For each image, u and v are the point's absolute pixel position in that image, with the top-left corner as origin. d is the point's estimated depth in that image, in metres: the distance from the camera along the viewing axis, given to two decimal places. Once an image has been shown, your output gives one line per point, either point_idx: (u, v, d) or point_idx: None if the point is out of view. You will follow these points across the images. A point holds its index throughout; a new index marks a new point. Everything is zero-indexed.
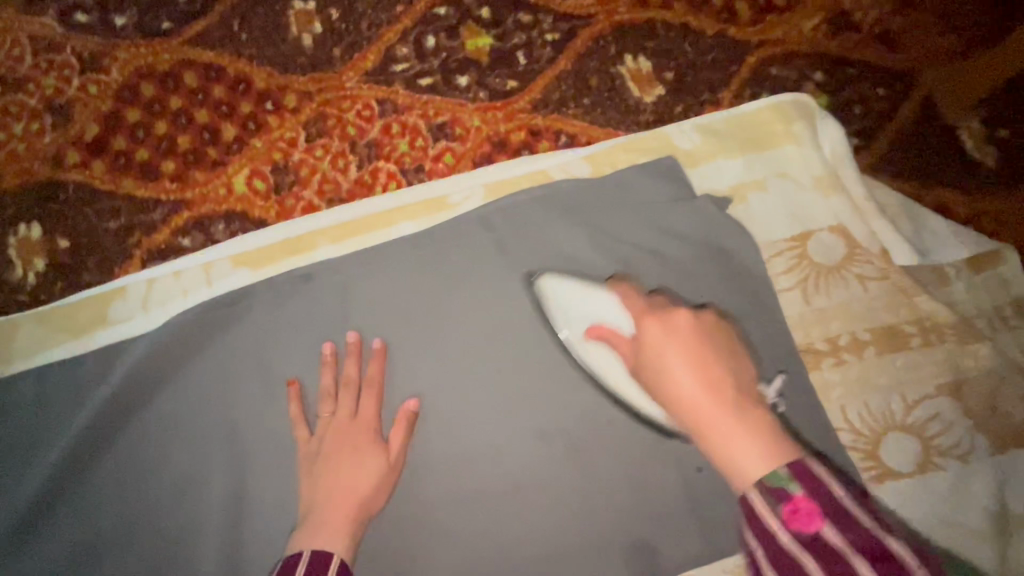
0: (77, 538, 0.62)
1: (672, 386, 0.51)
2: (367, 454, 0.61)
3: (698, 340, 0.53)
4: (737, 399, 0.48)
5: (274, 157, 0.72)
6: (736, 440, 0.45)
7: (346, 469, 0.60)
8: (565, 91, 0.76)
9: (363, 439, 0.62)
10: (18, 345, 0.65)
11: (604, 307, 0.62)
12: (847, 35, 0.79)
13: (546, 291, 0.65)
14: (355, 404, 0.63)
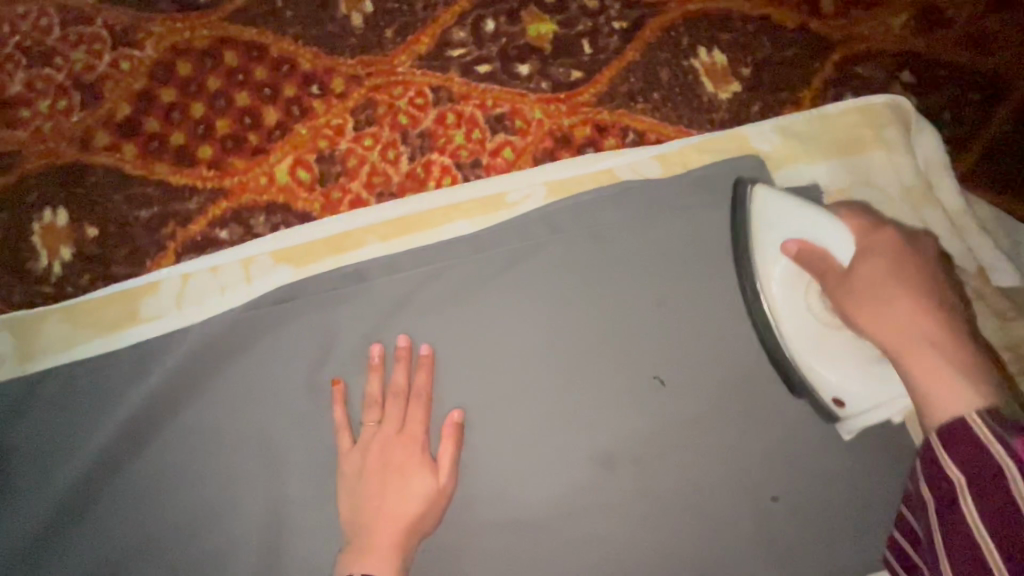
0: (107, 553, 0.58)
1: (893, 308, 0.49)
2: (413, 472, 0.57)
3: (909, 272, 0.51)
4: (949, 327, 0.48)
5: (320, 145, 0.67)
6: (946, 378, 0.45)
7: (391, 490, 0.56)
8: (633, 84, 0.70)
9: (408, 455, 0.58)
10: (46, 340, 0.61)
11: (812, 222, 0.54)
12: (937, 33, 0.73)
13: (752, 216, 0.59)
14: (403, 417, 0.59)
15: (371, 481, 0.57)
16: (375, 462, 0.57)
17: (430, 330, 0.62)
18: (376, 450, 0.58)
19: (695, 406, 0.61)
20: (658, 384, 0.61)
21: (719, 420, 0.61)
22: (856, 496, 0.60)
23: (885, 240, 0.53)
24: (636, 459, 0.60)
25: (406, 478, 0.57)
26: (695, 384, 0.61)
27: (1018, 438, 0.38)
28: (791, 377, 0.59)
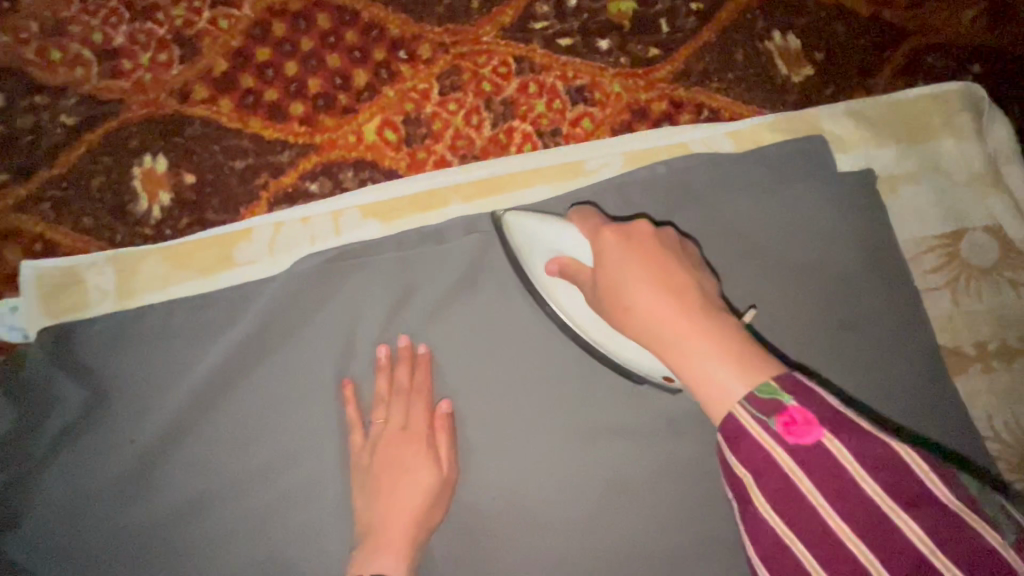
0: (192, 488, 0.60)
1: (633, 301, 0.46)
2: (417, 469, 0.58)
3: (657, 258, 0.48)
4: (724, 321, 0.43)
5: (407, 107, 0.70)
6: (701, 366, 0.41)
7: (401, 485, 0.58)
8: (708, 63, 0.73)
9: (411, 453, 0.59)
10: (142, 278, 0.63)
11: (542, 234, 0.57)
12: (1009, 29, 0.75)
13: (512, 226, 0.59)
14: (407, 415, 0.60)
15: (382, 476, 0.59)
16: (378, 460, 0.59)
17: (510, 287, 0.63)
18: (385, 446, 0.59)
19: None
20: None
21: None
22: None
23: (611, 235, 0.50)
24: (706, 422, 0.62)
25: (412, 475, 0.58)
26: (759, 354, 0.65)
27: (777, 419, 0.37)
28: None
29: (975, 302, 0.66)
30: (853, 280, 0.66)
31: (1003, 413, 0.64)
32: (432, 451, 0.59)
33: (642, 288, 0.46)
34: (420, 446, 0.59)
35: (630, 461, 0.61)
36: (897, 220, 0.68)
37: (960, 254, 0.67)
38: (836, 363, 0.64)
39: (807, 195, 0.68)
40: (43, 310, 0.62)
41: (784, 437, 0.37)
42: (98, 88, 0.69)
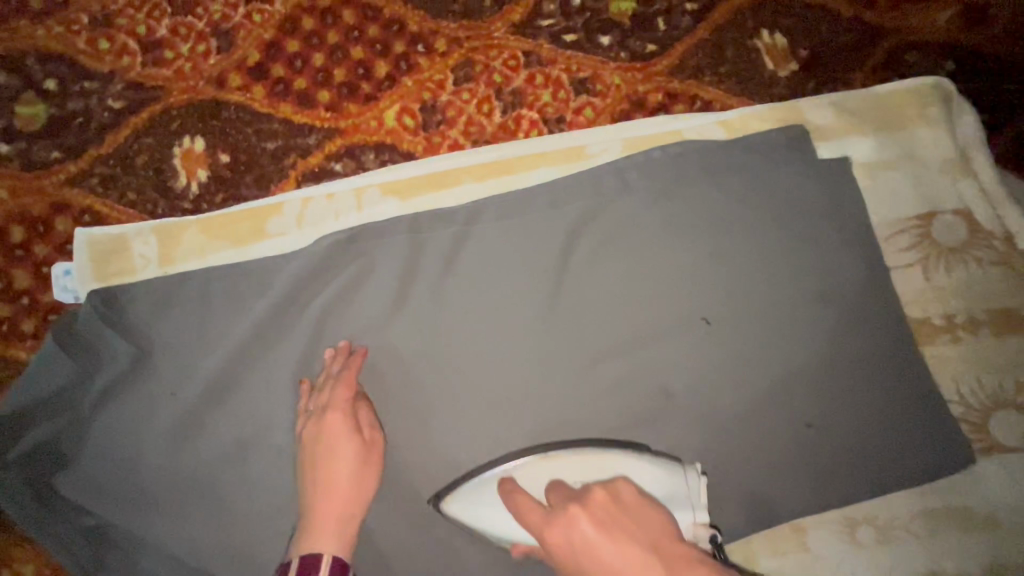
0: (229, 436, 0.66)
1: (597, 571, 0.49)
2: (342, 451, 0.63)
3: (609, 517, 0.52)
4: (677, 572, 0.47)
5: (424, 96, 0.76)
6: None
7: (327, 456, 0.63)
8: (702, 59, 0.79)
9: (334, 436, 0.63)
10: (181, 247, 0.69)
11: (493, 493, 0.62)
12: (984, 28, 0.80)
13: (460, 513, 0.63)
14: (330, 397, 0.65)
15: (319, 455, 0.63)
16: (309, 447, 0.64)
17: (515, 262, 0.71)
18: (313, 430, 0.64)
19: (742, 342, 0.71)
20: (706, 324, 0.71)
21: (763, 355, 0.71)
22: (885, 427, 0.68)
23: (575, 505, 0.53)
24: (690, 387, 0.70)
25: (337, 459, 0.63)
26: (743, 325, 0.71)
27: None
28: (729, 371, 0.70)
29: (943, 279, 0.72)
30: (831, 258, 0.72)
31: (967, 378, 0.69)
32: (441, 413, 0.69)
33: (587, 529, 0.51)
34: (345, 438, 0.63)
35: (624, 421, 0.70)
36: (874, 203, 0.74)
37: (931, 235, 0.73)
38: (813, 332, 0.71)
39: (789, 181, 0.74)
40: (93, 274, 0.68)
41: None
42: (142, 75, 0.75)
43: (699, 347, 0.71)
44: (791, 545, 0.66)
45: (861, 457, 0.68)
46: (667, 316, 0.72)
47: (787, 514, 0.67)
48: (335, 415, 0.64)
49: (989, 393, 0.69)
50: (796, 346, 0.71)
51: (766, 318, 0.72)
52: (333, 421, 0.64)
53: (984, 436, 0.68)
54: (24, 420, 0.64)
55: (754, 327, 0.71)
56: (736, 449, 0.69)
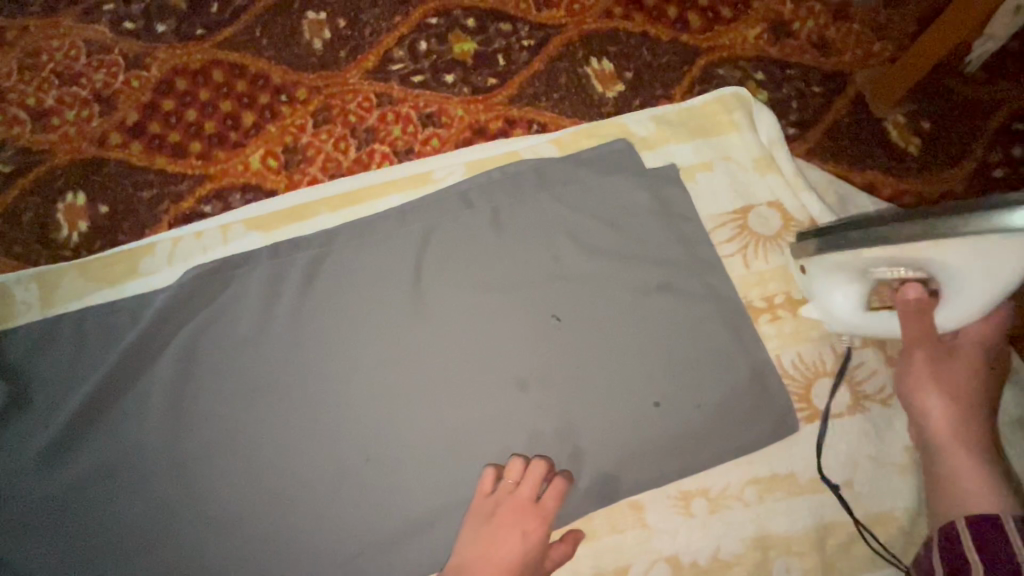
0: (93, 464, 0.70)
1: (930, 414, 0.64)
2: (516, 537, 0.65)
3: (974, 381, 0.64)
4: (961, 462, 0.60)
5: (286, 139, 0.84)
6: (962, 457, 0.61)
7: (494, 545, 0.64)
8: (538, 87, 0.88)
9: (514, 528, 0.65)
10: (59, 291, 0.76)
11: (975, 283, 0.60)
12: (786, 42, 0.91)
13: (835, 253, 0.66)
14: (537, 491, 0.67)
15: (495, 533, 0.65)
16: (484, 524, 0.66)
17: (366, 278, 0.76)
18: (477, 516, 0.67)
19: (585, 336, 0.75)
20: (555, 321, 0.76)
21: (605, 345, 0.75)
22: (721, 402, 0.73)
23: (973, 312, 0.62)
24: (542, 380, 0.74)
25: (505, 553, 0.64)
26: (586, 320, 0.76)
27: None
28: (581, 364, 0.74)
29: (762, 263, 0.79)
30: (661, 251, 0.79)
31: (789, 351, 0.76)
32: (300, 428, 0.71)
33: (939, 402, 0.63)
34: (506, 523, 0.65)
35: (477, 421, 0.72)
36: (698, 202, 0.82)
37: (749, 226, 0.80)
38: (649, 320, 0.76)
39: (619, 186, 0.81)
40: None
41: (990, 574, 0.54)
42: (31, 141, 0.84)
43: (545, 341, 0.75)
44: (631, 522, 0.70)
45: (697, 433, 0.72)
46: (514, 317, 0.76)
47: (630, 494, 0.70)
48: (532, 505, 0.67)
49: (808, 364, 0.75)
50: (637, 333, 0.75)
51: (608, 310, 0.76)
52: (524, 508, 0.66)
53: (807, 404, 0.73)
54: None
55: (597, 319, 0.76)
56: (583, 437, 0.72)
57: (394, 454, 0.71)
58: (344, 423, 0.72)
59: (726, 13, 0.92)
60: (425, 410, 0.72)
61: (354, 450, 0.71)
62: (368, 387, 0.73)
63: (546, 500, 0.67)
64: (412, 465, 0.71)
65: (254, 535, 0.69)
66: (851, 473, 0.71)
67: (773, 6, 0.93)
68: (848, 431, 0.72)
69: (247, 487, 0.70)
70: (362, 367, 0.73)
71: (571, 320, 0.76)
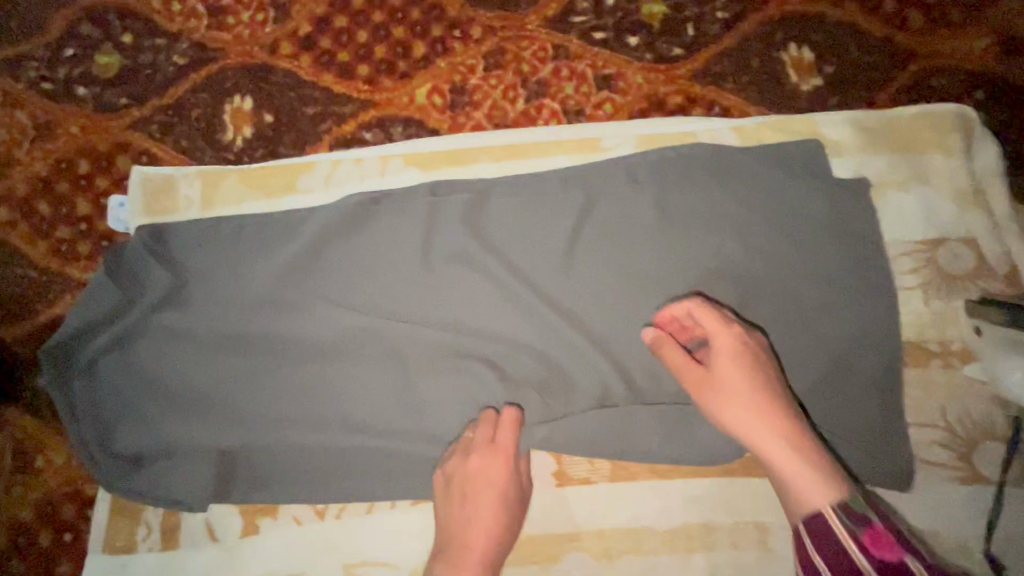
0: (231, 369, 0.70)
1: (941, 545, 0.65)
2: (488, 488, 0.65)
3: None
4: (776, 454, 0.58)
5: (454, 78, 0.81)
6: (797, 466, 0.57)
7: (471, 500, 0.64)
8: (725, 67, 0.81)
9: (482, 479, 0.65)
10: (220, 193, 0.76)
11: None
12: (1017, 60, 0.80)
13: None
14: (492, 437, 0.66)
15: (465, 493, 0.65)
16: (456, 485, 0.65)
17: (521, 238, 0.73)
18: (450, 471, 0.66)
19: None
20: None
21: None
22: (872, 443, 0.68)
23: None
24: None
25: (479, 505, 0.64)
26: (741, 326, 0.71)
27: None
28: None
29: (944, 304, 0.72)
30: (834, 269, 0.72)
31: (956, 405, 0.69)
32: (433, 376, 0.70)
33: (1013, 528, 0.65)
34: (477, 476, 0.65)
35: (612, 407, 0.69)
36: (884, 224, 0.75)
37: (937, 261, 0.73)
38: (809, 340, 0.71)
39: (801, 190, 0.74)
40: (140, 208, 0.75)
41: (869, 546, 0.49)
42: (205, 37, 0.83)
43: None
44: (753, 542, 0.67)
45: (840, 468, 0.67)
46: None
47: (756, 513, 0.68)
48: (490, 452, 0.65)
49: (975, 423, 0.69)
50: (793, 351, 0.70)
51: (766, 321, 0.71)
52: (483, 458, 0.65)
53: (965, 465, 0.68)
54: (64, 339, 0.70)
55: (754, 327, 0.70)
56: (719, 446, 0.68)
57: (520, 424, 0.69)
58: (477, 381, 0.70)
59: (954, 17, 0.81)
60: (560, 384, 0.70)
61: (480, 413, 0.68)
62: (506, 350, 0.70)
63: (501, 444, 0.66)
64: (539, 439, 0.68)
65: (374, 474, 0.68)
66: (1003, 547, 0.66)
67: (1010, 17, 0.81)
68: (1008, 503, 0.66)
69: (370, 423, 0.68)
70: (504, 328, 0.71)
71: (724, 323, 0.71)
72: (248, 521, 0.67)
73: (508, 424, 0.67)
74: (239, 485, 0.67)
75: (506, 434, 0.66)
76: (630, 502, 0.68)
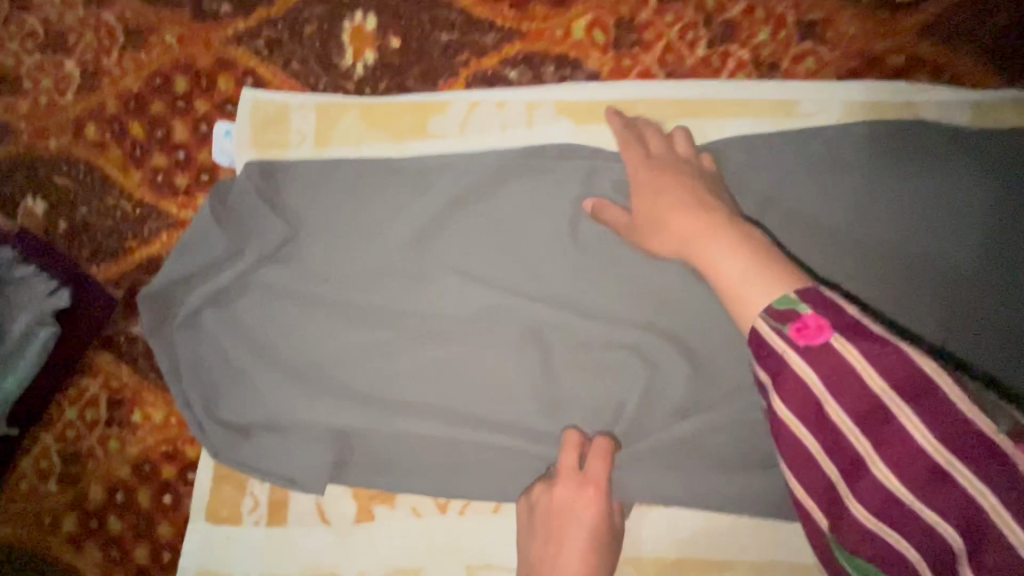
0: (349, 339, 0.61)
1: None
2: (575, 527, 0.54)
3: None
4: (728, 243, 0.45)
5: (622, 10, 0.67)
6: (705, 248, 0.46)
7: (556, 540, 0.54)
8: (964, 22, 0.65)
9: (568, 516, 0.54)
10: (338, 130, 0.65)
11: None
12: None
13: None
14: (579, 463, 0.57)
15: (550, 532, 0.55)
16: (540, 519, 0.56)
17: None
18: (533, 502, 0.56)
19: None
20: None
21: None
22: None
23: None
24: None
25: (566, 548, 0.54)
26: None
27: None
28: None
29: None
30: None
31: None
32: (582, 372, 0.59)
33: None
34: (569, 520, 0.54)
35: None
36: None
37: None
38: None
39: None
40: (247, 139, 0.65)
41: (796, 340, 0.33)
42: None
43: None
44: None
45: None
46: None
47: None
48: (575, 480, 0.56)
49: None
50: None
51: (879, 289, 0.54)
52: (569, 488, 0.55)
53: None
54: (164, 286, 0.62)
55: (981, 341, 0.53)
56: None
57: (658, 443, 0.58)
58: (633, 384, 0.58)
59: None
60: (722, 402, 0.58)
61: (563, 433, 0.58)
62: (672, 351, 0.58)
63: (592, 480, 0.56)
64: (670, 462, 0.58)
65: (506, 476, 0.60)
66: None
67: None
68: None
69: (504, 418, 0.59)
70: (672, 324, 0.59)
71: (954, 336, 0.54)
72: (363, 508, 0.61)
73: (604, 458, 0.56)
74: (354, 470, 0.60)
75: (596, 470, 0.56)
76: (789, 537, 0.60)
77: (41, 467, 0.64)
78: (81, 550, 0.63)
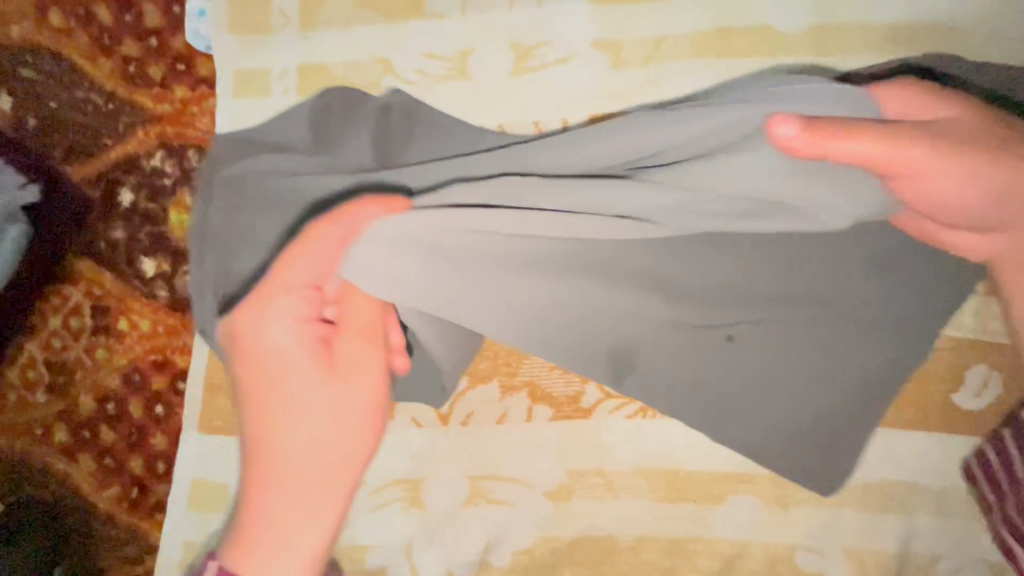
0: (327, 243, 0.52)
1: None
2: (267, 342, 0.44)
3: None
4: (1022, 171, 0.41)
5: None
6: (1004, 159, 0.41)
7: (252, 391, 0.44)
8: None
9: (256, 328, 0.44)
10: (325, 10, 0.58)
11: None
12: None
13: None
14: (305, 263, 0.44)
15: (247, 357, 0.45)
16: (234, 341, 0.45)
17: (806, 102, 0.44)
18: (243, 320, 0.45)
19: None
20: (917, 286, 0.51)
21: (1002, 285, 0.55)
22: None
23: None
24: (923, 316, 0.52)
25: (274, 392, 0.44)
26: None
27: None
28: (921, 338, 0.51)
29: None
30: None
31: None
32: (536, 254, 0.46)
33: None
34: (274, 349, 0.44)
35: (728, 344, 0.51)
36: None
37: None
38: None
39: None
40: (227, 21, 0.59)
41: None
42: None
43: None
44: (964, 510, 0.55)
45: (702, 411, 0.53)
46: None
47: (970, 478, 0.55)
48: (311, 297, 0.44)
49: None
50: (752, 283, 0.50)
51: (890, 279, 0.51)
52: (254, 304, 0.44)
53: None
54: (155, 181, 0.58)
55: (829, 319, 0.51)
56: (683, 374, 0.52)
57: (444, 251, 0.44)
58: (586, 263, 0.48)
59: None
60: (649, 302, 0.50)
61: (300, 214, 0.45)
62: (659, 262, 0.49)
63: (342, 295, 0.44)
64: (472, 303, 0.46)
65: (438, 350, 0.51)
66: None
67: None
68: None
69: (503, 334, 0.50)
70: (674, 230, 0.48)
71: (844, 316, 0.51)
72: None
73: (338, 236, 0.44)
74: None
75: (358, 302, 0.44)
76: (814, 452, 0.55)
77: (28, 377, 0.62)
78: (75, 460, 0.61)
